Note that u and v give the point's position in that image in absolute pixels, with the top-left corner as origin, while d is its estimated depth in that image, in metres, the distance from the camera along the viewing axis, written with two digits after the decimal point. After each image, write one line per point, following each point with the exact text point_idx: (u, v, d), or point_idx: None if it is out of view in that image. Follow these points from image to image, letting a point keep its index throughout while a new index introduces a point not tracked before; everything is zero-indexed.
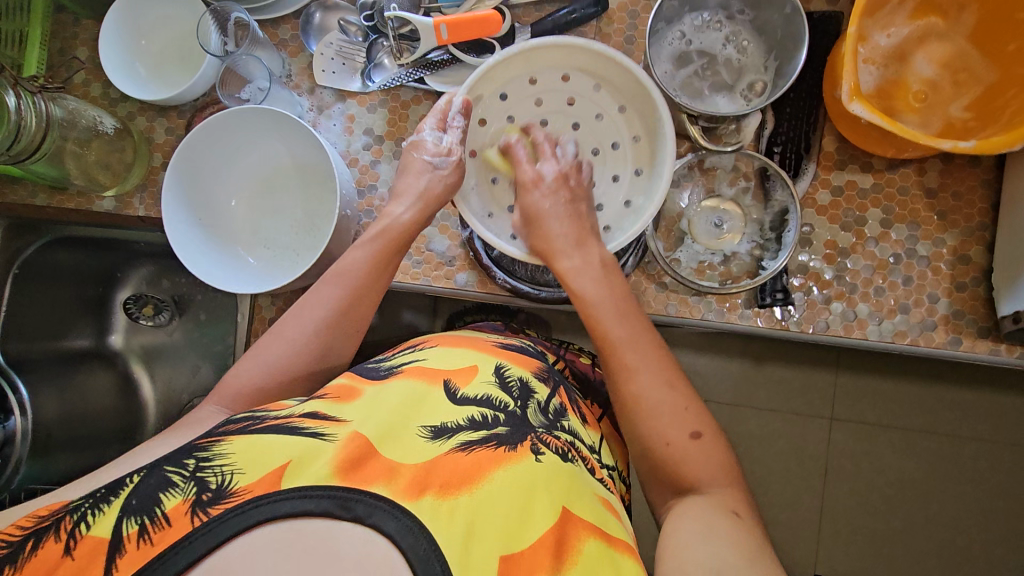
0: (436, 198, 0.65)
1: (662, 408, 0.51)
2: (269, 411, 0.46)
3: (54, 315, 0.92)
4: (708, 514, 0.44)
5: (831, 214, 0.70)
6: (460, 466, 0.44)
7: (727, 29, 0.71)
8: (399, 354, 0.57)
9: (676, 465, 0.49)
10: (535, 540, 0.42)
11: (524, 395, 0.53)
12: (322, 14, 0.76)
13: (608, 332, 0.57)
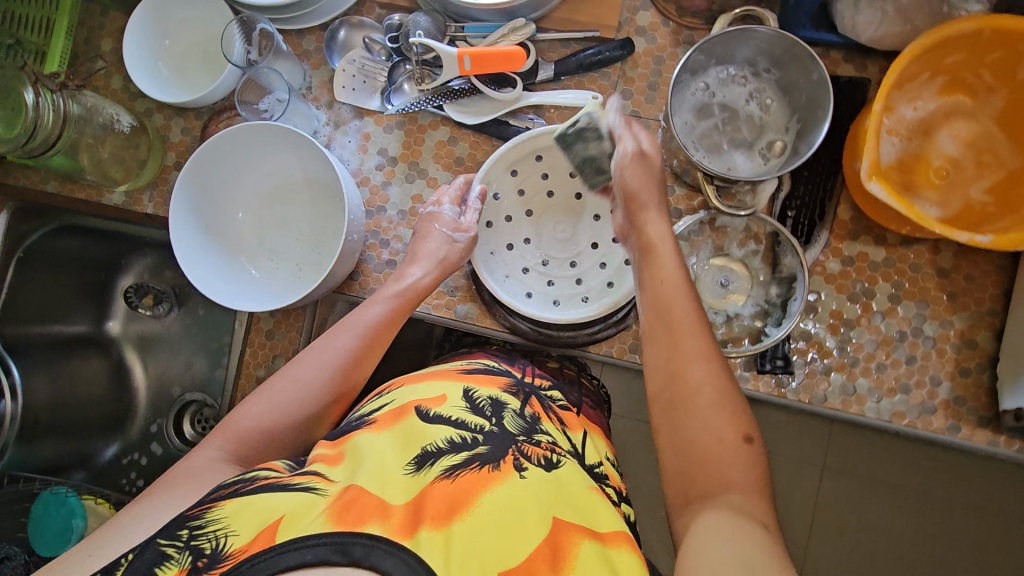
0: (452, 263, 0.66)
1: (706, 356, 0.51)
2: (261, 472, 0.46)
3: (54, 299, 0.93)
4: (741, 516, 0.41)
5: (839, 284, 0.68)
6: (448, 494, 0.44)
7: (751, 85, 0.71)
8: (366, 403, 0.56)
9: (714, 414, 0.47)
10: (532, 553, 0.42)
11: (498, 411, 0.52)
12: (347, 31, 0.76)
13: (670, 281, 0.55)
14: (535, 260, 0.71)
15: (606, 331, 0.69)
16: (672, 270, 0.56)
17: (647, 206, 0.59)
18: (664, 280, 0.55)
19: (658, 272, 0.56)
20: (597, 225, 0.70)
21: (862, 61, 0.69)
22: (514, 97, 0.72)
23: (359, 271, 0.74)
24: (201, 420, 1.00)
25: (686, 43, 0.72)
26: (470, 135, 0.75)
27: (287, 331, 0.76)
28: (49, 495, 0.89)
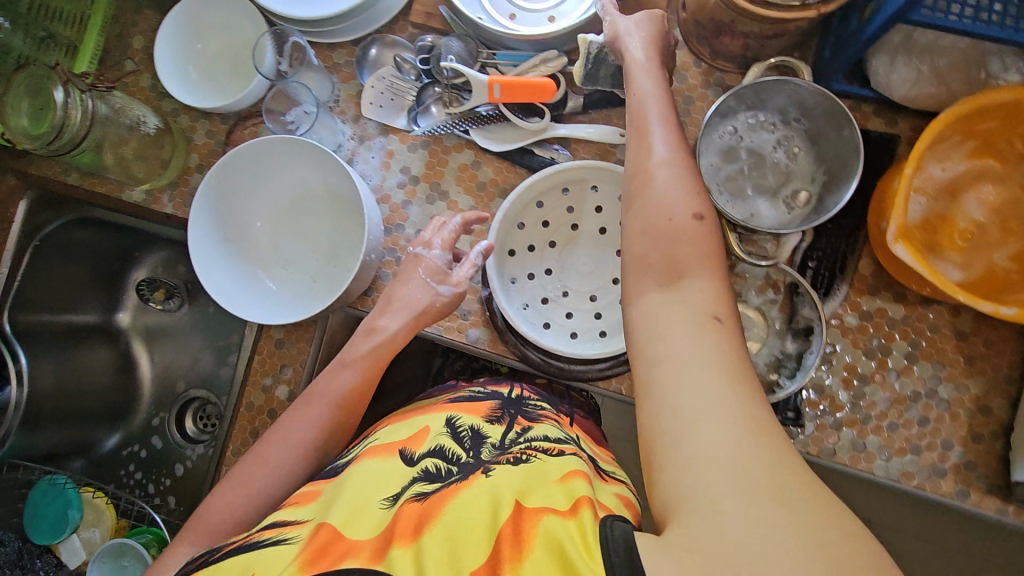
0: (433, 316, 0.66)
1: (676, 192, 0.49)
2: (233, 539, 0.50)
3: (65, 289, 0.92)
4: (711, 355, 0.40)
5: (855, 338, 0.68)
6: (417, 515, 0.46)
7: (779, 133, 0.70)
8: (354, 446, 0.61)
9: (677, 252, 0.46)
10: (498, 534, 0.42)
11: (476, 442, 0.56)
12: (379, 48, 0.76)
13: (647, 115, 0.53)
14: (555, 291, 0.70)
15: (617, 368, 0.68)
16: (650, 108, 0.54)
17: (634, 53, 0.57)
18: (639, 122, 0.53)
19: (637, 104, 0.54)
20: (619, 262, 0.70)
21: (893, 116, 0.69)
22: (542, 127, 0.72)
23: (373, 287, 0.74)
24: (204, 417, 1.03)
25: (717, 85, 0.72)
26: (494, 160, 0.75)
27: (297, 342, 0.77)
28: (46, 480, 0.88)
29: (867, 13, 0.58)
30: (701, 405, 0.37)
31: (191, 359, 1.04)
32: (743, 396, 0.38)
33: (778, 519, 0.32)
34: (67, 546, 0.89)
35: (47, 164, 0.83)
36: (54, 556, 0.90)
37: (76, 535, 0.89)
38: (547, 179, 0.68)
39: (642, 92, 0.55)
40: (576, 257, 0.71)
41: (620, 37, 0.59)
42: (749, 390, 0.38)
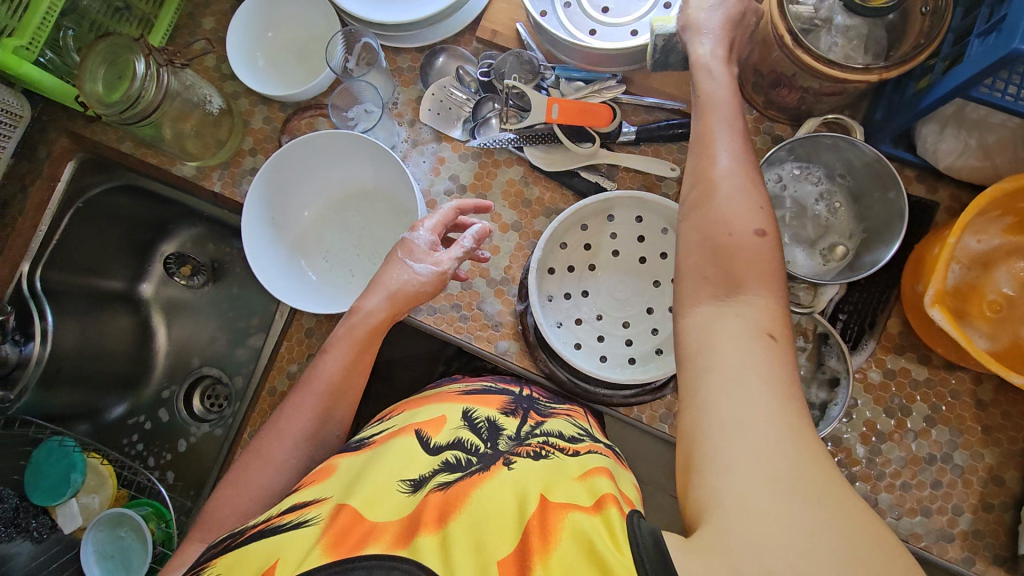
0: (411, 297, 0.65)
1: (739, 200, 0.46)
2: (253, 524, 0.50)
3: (98, 252, 0.93)
4: (759, 365, 0.39)
5: (877, 395, 0.69)
6: (439, 503, 0.47)
7: (823, 186, 0.72)
8: (368, 429, 0.63)
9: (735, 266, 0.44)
10: (527, 528, 0.42)
11: (494, 433, 0.56)
12: (445, 58, 0.79)
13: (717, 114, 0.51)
14: (589, 313, 0.72)
15: (643, 396, 0.70)
16: (720, 107, 0.51)
17: (702, 48, 0.55)
18: (706, 120, 0.51)
19: (706, 100, 0.52)
20: (655, 292, 0.71)
21: (934, 184, 0.71)
22: (592, 152, 0.74)
23: None
24: (212, 396, 1.04)
25: (766, 134, 0.75)
26: (542, 179, 0.76)
27: (327, 333, 0.77)
28: (51, 443, 0.89)
29: (924, 85, 0.62)
30: (747, 411, 0.37)
31: (206, 339, 1.04)
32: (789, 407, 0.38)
33: (819, 526, 0.32)
34: (65, 511, 0.88)
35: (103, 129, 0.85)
36: (49, 518, 0.89)
37: (75, 500, 0.89)
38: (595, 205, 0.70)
39: (713, 89, 0.52)
40: (614, 282, 0.72)
41: (694, 28, 0.56)
42: (793, 402, 0.38)
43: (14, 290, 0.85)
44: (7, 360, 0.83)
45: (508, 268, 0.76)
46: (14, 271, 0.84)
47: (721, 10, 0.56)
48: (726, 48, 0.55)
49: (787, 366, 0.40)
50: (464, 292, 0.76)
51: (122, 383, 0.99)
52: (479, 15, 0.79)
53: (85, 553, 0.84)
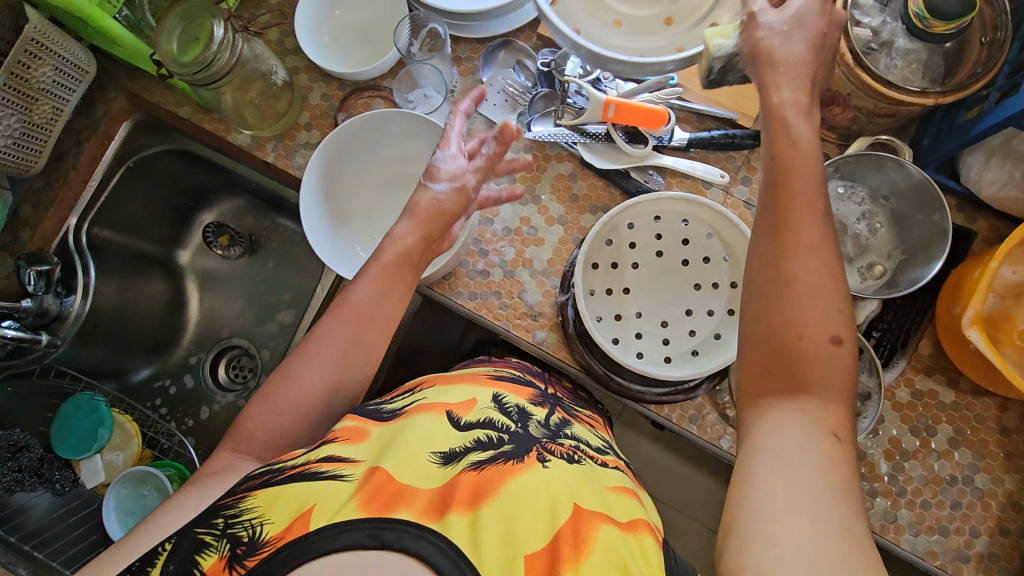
0: (437, 218, 0.65)
1: (814, 297, 0.42)
2: (285, 463, 0.50)
3: (140, 212, 0.94)
4: (822, 461, 0.38)
5: (904, 413, 0.70)
6: (472, 483, 0.48)
7: (865, 207, 0.74)
8: (397, 399, 0.61)
9: (800, 373, 0.41)
10: (558, 530, 0.46)
11: (523, 419, 0.57)
12: (508, 50, 0.82)
13: (800, 184, 0.44)
14: (628, 309, 0.73)
15: (675, 395, 0.72)
16: (803, 174, 0.44)
17: (781, 94, 0.46)
18: (784, 187, 0.44)
19: (784, 159, 0.45)
20: (695, 295, 0.73)
21: (973, 212, 0.73)
22: (643, 155, 0.76)
23: (453, 272, 0.78)
24: (237, 367, 1.05)
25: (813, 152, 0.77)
26: (590, 177, 0.79)
27: None
28: (83, 398, 0.91)
29: (976, 114, 0.64)
30: (797, 513, 0.36)
31: (235, 308, 1.06)
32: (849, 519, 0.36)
33: None
34: (88, 465, 0.91)
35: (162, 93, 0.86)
36: (72, 472, 0.90)
37: (99, 456, 0.91)
38: (645, 204, 0.72)
39: (794, 141, 0.45)
40: (656, 281, 0.74)
41: (766, 59, 0.48)
42: (852, 507, 0.37)
43: (60, 242, 0.86)
44: (47, 312, 0.84)
45: (551, 261, 0.78)
46: (62, 223, 0.86)
47: (797, 35, 0.47)
48: (807, 80, 0.47)
49: (852, 478, 0.38)
50: (505, 281, 0.78)
51: (151, 345, 0.99)
52: None
53: (107, 509, 0.85)
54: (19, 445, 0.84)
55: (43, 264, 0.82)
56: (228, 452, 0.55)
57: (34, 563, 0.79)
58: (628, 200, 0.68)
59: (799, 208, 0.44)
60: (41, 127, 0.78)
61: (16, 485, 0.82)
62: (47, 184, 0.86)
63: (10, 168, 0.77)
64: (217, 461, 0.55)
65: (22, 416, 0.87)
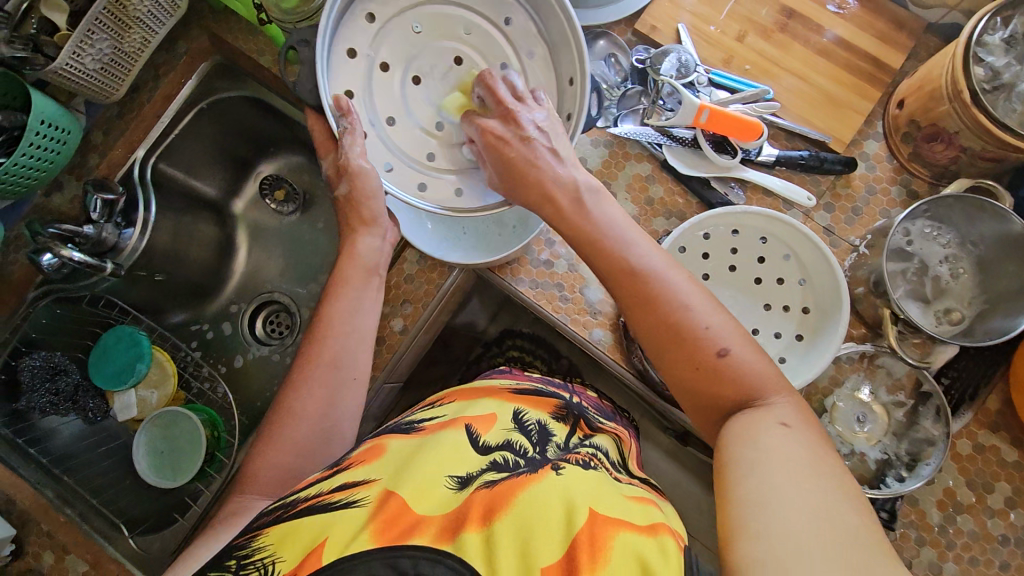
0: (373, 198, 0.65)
1: (684, 335, 0.49)
2: (299, 495, 0.48)
3: (202, 153, 0.94)
4: (785, 453, 0.42)
5: (963, 465, 0.68)
6: (485, 500, 0.45)
7: (950, 250, 0.72)
8: (419, 412, 0.62)
9: (717, 390, 0.48)
10: (575, 538, 0.41)
11: (542, 438, 0.54)
12: (606, 43, 0.80)
13: (654, 282, 0.51)
14: None
15: None
16: (623, 250, 0.53)
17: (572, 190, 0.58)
18: (620, 270, 0.53)
19: (620, 269, 0.53)
20: (764, 315, 0.72)
21: None
22: (729, 166, 0.75)
23: (517, 258, 0.77)
24: (275, 322, 1.03)
25: (902, 187, 0.75)
26: (668, 180, 0.77)
27: (426, 283, 0.77)
28: (125, 330, 0.88)
29: None
30: (783, 521, 0.37)
31: (279, 264, 1.05)
32: (835, 500, 0.39)
33: None
34: (122, 399, 0.89)
35: (241, 35, 0.85)
36: (105, 403, 0.89)
37: (134, 391, 0.89)
38: (724, 218, 0.71)
39: (621, 250, 0.53)
40: (725, 297, 0.73)
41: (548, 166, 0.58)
42: (826, 484, 0.40)
43: (125, 173, 0.85)
44: (105, 242, 0.83)
45: None
46: (130, 154, 0.85)
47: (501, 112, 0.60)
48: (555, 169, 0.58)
49: (813, 450, 0.43)
50: (568, 274, 0.76)
51: (195, 290, 0.99)
52: (639, 10, 0.80)
53: (137, 444, 0.84)
54: (58, 368, 0.83)
55: (109, 193, 0.81)
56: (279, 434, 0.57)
57: (60, 486, 0.79)
58: (707, 213, 0.68)
59: (644, 275, 0.51)
60: (129, 54, 0.78)
61: (51, 409, 0.82)
62: (120, 114, 0.85)
63: (91, 93, 0.77)
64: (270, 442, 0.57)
65: (63, 341, 0.86)
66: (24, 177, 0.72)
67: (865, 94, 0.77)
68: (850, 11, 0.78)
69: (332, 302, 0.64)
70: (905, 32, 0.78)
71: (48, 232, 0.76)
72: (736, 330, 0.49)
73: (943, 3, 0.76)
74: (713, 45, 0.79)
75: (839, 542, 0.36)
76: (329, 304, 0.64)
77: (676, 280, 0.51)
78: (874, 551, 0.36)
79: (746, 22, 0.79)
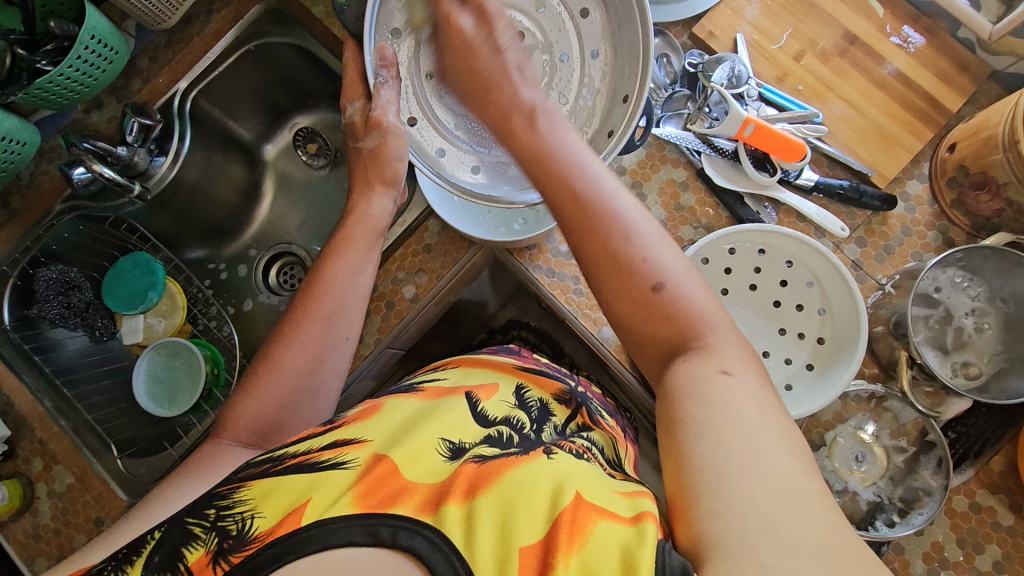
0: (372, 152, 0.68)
1: (620, 265, 0.48)
2: (288, 449, 0.47)
3: (241, 95, 0.94)
4: (733, 406, 0.41)
5: (956, 522, 0.67)
6: (472, 475, 0.44)
7: (978, 303, 0.70)
8: (421, 374, 0.62)
9: (659, 325, 0.47)
10: (557, 518, 0.40)
11: (541, 416, 0.55)
12: (660, 41, 0.79)
13: (593, 214, 0.49)
14: None
15: None
16: (565, 176, 0.50)
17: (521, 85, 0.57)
18: (567, 197, 0.49)
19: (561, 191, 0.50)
20: (777, 339, 0.71)
21: None
22: (765, 184, 0.73)
23: (537, 244, 0.76)
24: (288, 274, 1.03)
25: (940, 233, 0.73)
26: (701, 190, 0.75)
27: (444, 256, 0.77)
28: (142, 257, 0.89)
29: None
30: (741, 486, 0.37)
31: (299, 217, 1.05)
32: (784, 453, 0.39)
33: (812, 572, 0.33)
34: (130, 323, 0.90)
35: None
36: (113, 324, 0.90)
37: (143, 316, 0.90)
38: (750, 237, 0.69)
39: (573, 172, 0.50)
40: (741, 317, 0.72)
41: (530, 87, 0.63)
42: (772, 436, 0.39)
43: (166, 102, 0.85)
44: (136, 165, 0.83)
45: None
46: (172, 85, 0.85)
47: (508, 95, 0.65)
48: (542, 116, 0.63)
49: (753, 395, 0.42)
50: None
51: (216, 230, 1.00)
52: (699, 15, 0.79)
53: (138, 369, 0.85)
54: (71, 283, 0.84)
55: (147, 118, 0.80)
56: (279, 374, 0.57)
57: (58, 397, 0.81)
58: (734, 225, 0.67)
59: (587, 202, 0.49)
60: None
61: (59, 321, 0.84)
62: (169, 43, 0.85)
63: (143, 16, 0.78)
64: (267, 384, 0.57)
65: (81, 257, 0.87)
66: (67, 90, 0.72)
67: (917, 133, 0.75)
68: (914, 47, 0.76)
69: (342, 256, 0.64)
70: (968, 76, 0.76)
71: (84, 146, 0.77)
72: (675, 260, 0.48)
73: (1013, 51, 0.74)
74: (769, 61, 0.77)
75: (793, 497, 0.36)
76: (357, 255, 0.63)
77: (625, 208, 0.49)
78: (835, 512, 0.37)
79: (806, 42, 0.77)
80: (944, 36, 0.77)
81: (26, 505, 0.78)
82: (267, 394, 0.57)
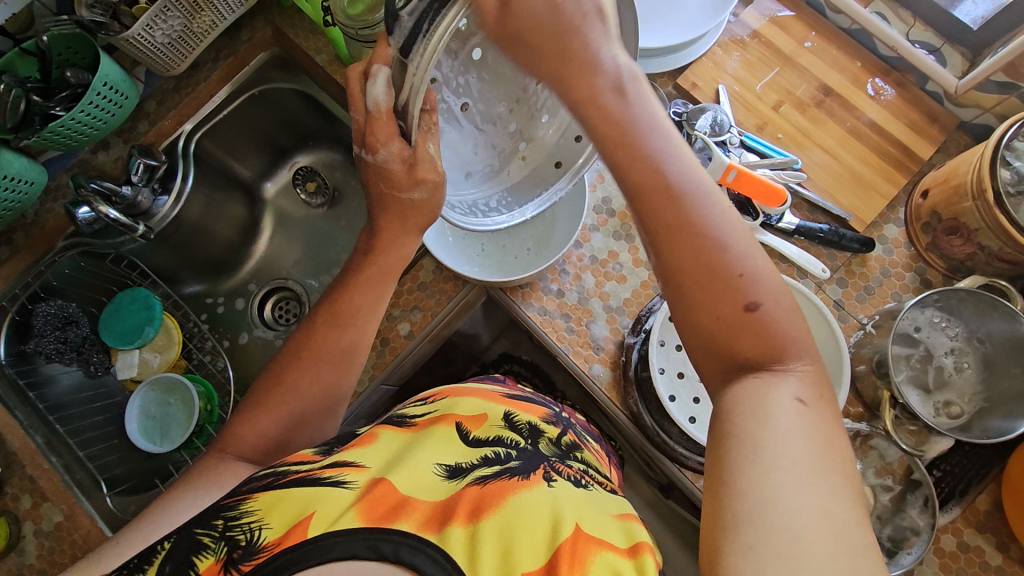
0: None
1: (711, 279, 0.40)
2: (293, 466, 0.48)
3: (246, 134, 0.97)
4: (796, 438, 0.36)
5: (946, 561, 0.67)
6: (474, 497, 0.45)
7: (957, 342, 0.72)
8: (412, 403, 0.62)
9: (738, 349, 0.40)
10: (557, 547, 0.41)
11: (533, 437, 0.55)
12: None
13: (688, 205, 0.41)
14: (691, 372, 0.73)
15: None
16: (655, 164, 0.42)
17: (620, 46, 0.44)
18: (654, 185, 0.41)
19: (648, 175, 0.42)
20: None
21: None
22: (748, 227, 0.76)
23: (530, 283, 0.78)
24: (284, 309, 1.04)
25: (917, 274, 0.76)
26: None
27: (439, 293, 0.79)
28: (141, 293, 0.90)
29: None
30: (787, 528, 0.33)
31: (297, 253, 1.07)
32: (839, 497, 0.34)
33: None
34: (125, 359, 0.90)
35: (297, 20, 0.86)
36: (109, 359, 0.91)
37: (138, 351, 0.91)
38: None
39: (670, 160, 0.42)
40: None
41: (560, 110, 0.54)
42: (841, 489, 0.35)
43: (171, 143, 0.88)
44: (140, 205, 0.86)
45: (628, 301, 0.77)
46: (177, 127, 0.88)
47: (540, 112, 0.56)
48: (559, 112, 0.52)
49: (824, 440, 0.37)
50: (578, 306, 0.77)
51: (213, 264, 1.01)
52: (684, 65, 0.84)
53: (132, 405, 0.87)
54: (69, 319, 0.85)
55: (153, 159, 0.83)
56: (269, 408, 0.57)
57: (51, 434, 0.80)
58: None
59: (679, 192, 0.41)
60: (196, 34, 0.81)
61: (56, 355, 0.84)
62: (176, 88, 0.88)
63: (155, 63, 0.81)
64: (259, 421, 0.57)
65: (81, 292, 0.89)
66: (78, 132, 0.75)
67: (891, 179, 0.79)
68: (886, 98, 0.81)
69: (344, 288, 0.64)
70: (937, 126, 0.80)
71: (92, 186, 0.79)
72: (773, 277, 0.40)
73: (978, 104, 0.78)
74: (750, 110, 0.81)
75: (836, 556, 0.32)
76: (363, 285, 0.61)
77: (716, 206, 0.41)
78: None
79: (784, 92, 0.82)
80: (912, 88, 0.81)
81: (12, 544, 0.76)
82: (258, 431, 0.56)
